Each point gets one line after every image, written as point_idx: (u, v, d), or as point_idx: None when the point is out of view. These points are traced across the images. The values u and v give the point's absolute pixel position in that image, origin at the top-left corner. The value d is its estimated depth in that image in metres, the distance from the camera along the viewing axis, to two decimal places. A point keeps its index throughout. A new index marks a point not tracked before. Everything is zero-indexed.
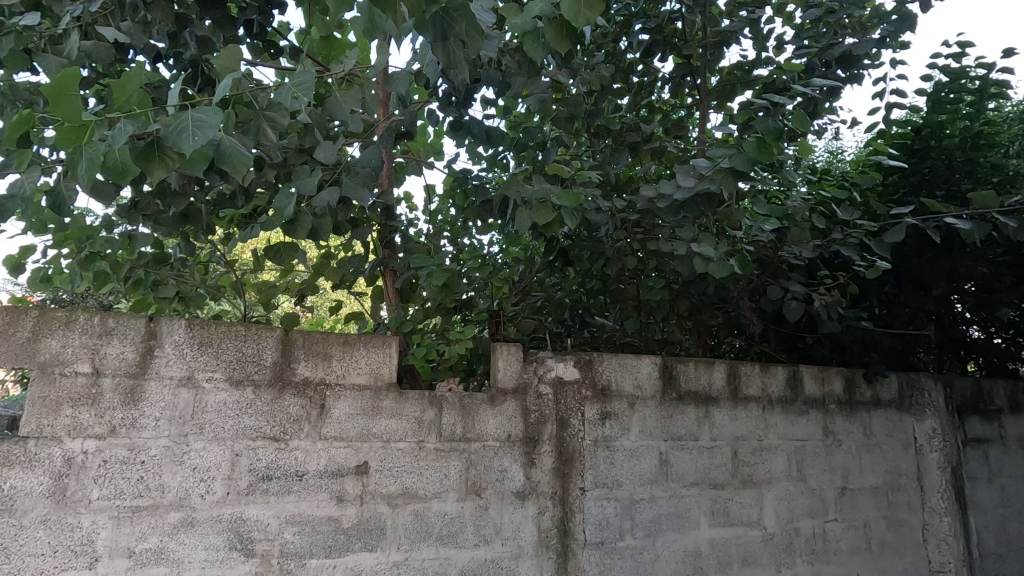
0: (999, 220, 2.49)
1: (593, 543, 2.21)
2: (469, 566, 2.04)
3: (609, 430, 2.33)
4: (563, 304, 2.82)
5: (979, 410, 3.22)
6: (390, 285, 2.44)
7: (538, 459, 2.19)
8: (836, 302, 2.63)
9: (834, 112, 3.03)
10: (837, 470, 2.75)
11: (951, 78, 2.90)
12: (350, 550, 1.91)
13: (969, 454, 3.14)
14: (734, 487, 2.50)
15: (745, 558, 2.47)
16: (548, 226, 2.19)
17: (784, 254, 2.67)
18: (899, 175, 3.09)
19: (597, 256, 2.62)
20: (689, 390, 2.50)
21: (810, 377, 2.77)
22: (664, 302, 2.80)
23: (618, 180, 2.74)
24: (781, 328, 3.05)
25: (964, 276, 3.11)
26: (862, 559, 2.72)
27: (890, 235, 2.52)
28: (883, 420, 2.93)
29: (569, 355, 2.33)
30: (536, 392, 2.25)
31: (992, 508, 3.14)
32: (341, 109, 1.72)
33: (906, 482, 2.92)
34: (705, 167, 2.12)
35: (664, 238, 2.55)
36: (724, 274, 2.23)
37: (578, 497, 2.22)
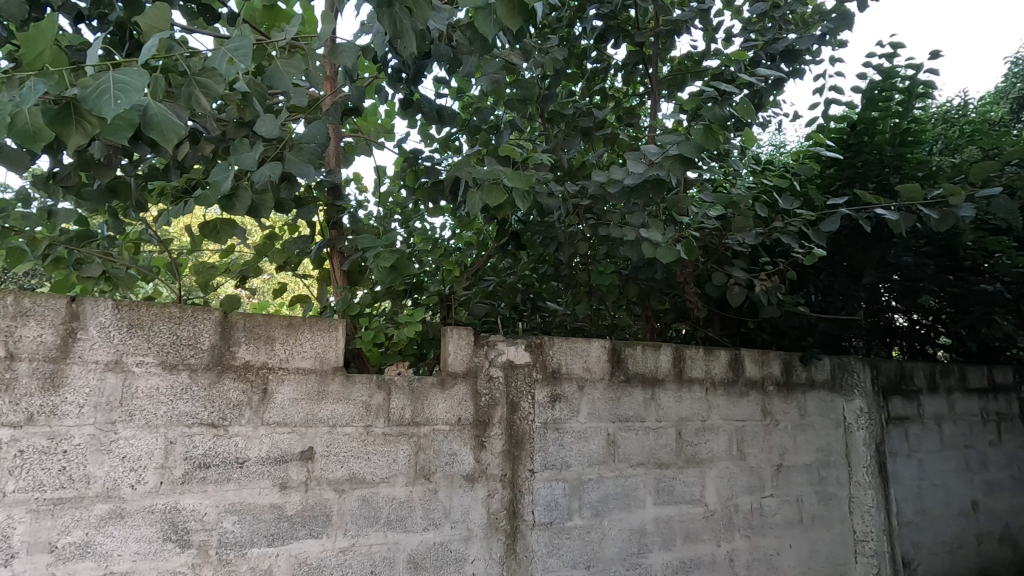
0: (924, 212, 2.64)
1: (542, 523, 2.24)
2: (418, 550, 2.02)
3: (558, 413, 2.36)
4: (515, 289, 2.82)
5: (901, 390, 3.45)
6: (337, 268, 2.35)
7: (488, 442, 2.20)
8: (776, 288, 2.74)
9: (777, 105, 3.15)
10: (773, 449, 2.88)
11: (884, 77, 3.05)
12: (294, 538, 1.86)
13: (892, 431, 3.36)
14: (678, 467, 2.59)
15: (688, 535, 2.56)
16: (499, 208, 2.16)
17: (728, 241, 2.75)
18: (835, 168, 3.25)
19: (550, 241, 2.64)
20: (636, 372, 2.56)
21: (750, 360, 2.89)
22: (614, 287, 2.85)
23: (571, 165, 2.77)
24: (725, 313, 3.16)
25: (891, 265, 3.31)
26: (795, 532, 2.87)
27: (826, 225, 2.62)
28: (816, 401, 3.09)
29: (519, 339, 2.33)
30: (487, 375, 2.24)
31: (911, 481, 3.38)
32: (282, 80, 1.63)
33: (836, 458, 3.10)
34: (654, 154, 2.16)
35: (614, 224, 2.58)
36: (671, 259, 2.28)
37: (527, 479, 2.24)
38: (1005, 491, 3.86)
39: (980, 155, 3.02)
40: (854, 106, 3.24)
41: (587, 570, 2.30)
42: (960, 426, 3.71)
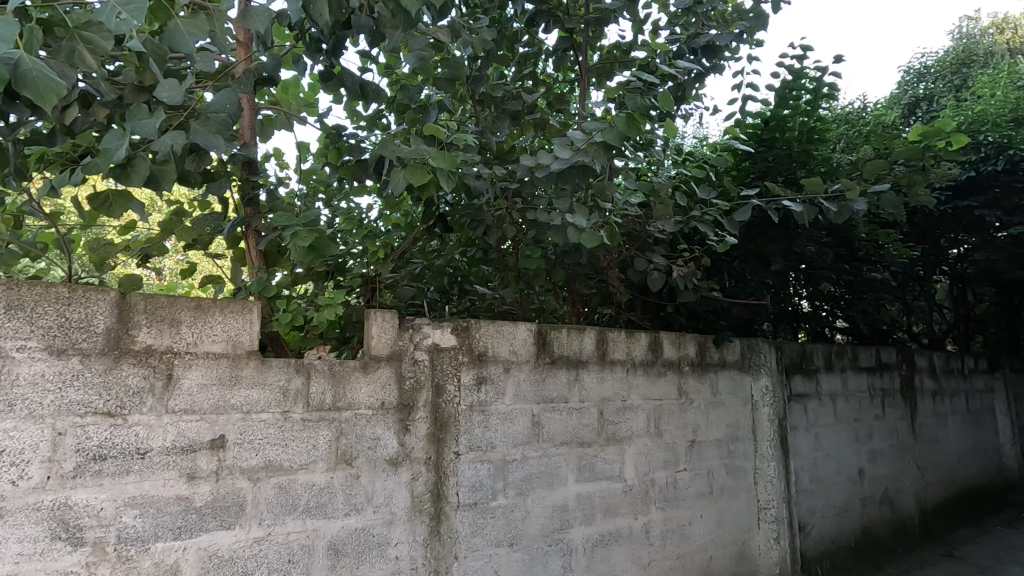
0: (824, 204, 2.85)
1: (466, 504, 2.26)
2: (339, 536, 1.98)
3: (484, 395, 2.37)
4: (442, 272, 2.80)
5: (801, 369, 3.75)
6: (253, 248, 2.23)
7: (413, 425, 2.18)
8: (693, 273, 2.88)
9: (699, 99, 3.29)
10: (688, 426, 3.06)
11: (794, 77, 3.25)
12: (203, 530, 1.77)
13: (792, 407, 3.65)
14: (599, 445, 2.69)
15: (607, 509, 2.67)
16: (424, 188, 2.12)
17: (649, 228, 2.86)
18: (749, 161, 3.48)
19: (478, 224, 2.63)
20: (561, 354, 2.62)
21: (668, 342, 3.03)
22: (541, 271, 2.89)
23: (500, 149, 2.77)
24: (646, 297, 3.30)
25: (796, 254, 3.57)
26: (705, 502, 3.07)
27: (738, 214, 2.78)
28: (727, 380, 3.30)
29: (445, 322, 2.32)
30: (412, 359, 2.22)
31: (808, 452, 3.69)
32: (183, 41, 1.50)
33: (743, 433, 3.33)
34: (580, 139, 2.20)
35: (541, 209, 2.61)
36: (594, 243, 2.34)
37: (452, 461, 2.25)
38: (886, 458, 4.30)
39: (874, 154, 3.29)
40: (767, 103, 3.44)
41: (511, 548, 2.35)
42: (851, 401, 4.09)
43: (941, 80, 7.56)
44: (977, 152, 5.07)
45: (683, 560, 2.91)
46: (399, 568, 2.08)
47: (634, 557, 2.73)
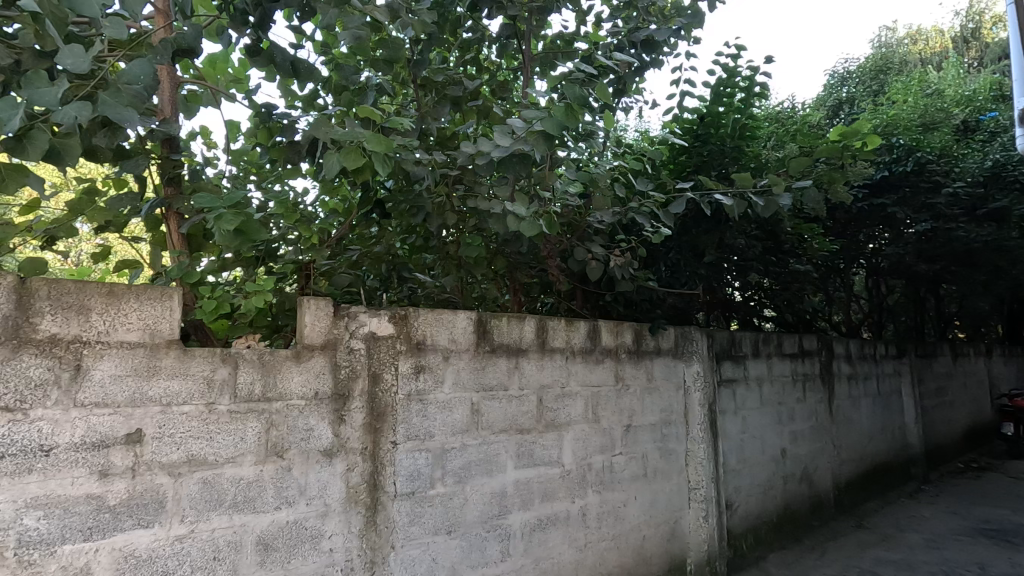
0: (752, 199, 2.99)
1: (404, 493, 2.24)
2: (269, 530, 1.92)
3: (423, 383, 2.35)
4: (381, 259, 2.74)
5: (731, 356, 3.94)
6: (175, 231, 2.10)
7: (348, 415, 2.13)
8: (629, 263, 2.96)
9: (639, 92, 3.36)
10: (624, 411, 3.15)
11: (728, 75, 3.36)
12: (119, 529, 1.67)
13: (722, 392, 3.83)
14: (538, 431, 2.72)
15: (545, 494, 2.72)
16: (358, 171, 2.07)
17: (589, 218, 2.91)
18: (686, 155, 3.59)
19: (417, 211, 2.60)
20: (501, 343, 2.63)
21: (606, 330, 3.11)
22: (482, 260, 2.89)
23: (442, 135, 2.73)
24: (586, 287, 3.36)
25: (727, 246, 3.73)
26: (639, 484, 3.18)
27: (674, 207, 2.87)
28: (662, 367, 3.42)
29: (383, 311, 2.27)
30: (347, 348, 2.16)
31: (735, 434, 3.89)
32: (88, 6, 1.36)
33: (676, 418, 3.47)
34: (519, 127, 2.21)
35: (482, 196, 2.60)
36: (534, 232, 2.36)
37: (389, 450, 2.22)
38: (805, 439, 4.60)
39: (798, 152, 3.48)
40: (704, 100, 3.55)
41: (449, 535, 2.35)
42: (775, 385, 4.34)
43: (862, 85, 8.07)
44: (891, 153, 5.45)
45: (618, 541, 3.01)
46: (334, 560, 2.04)
47: (571, 540, 2.80)
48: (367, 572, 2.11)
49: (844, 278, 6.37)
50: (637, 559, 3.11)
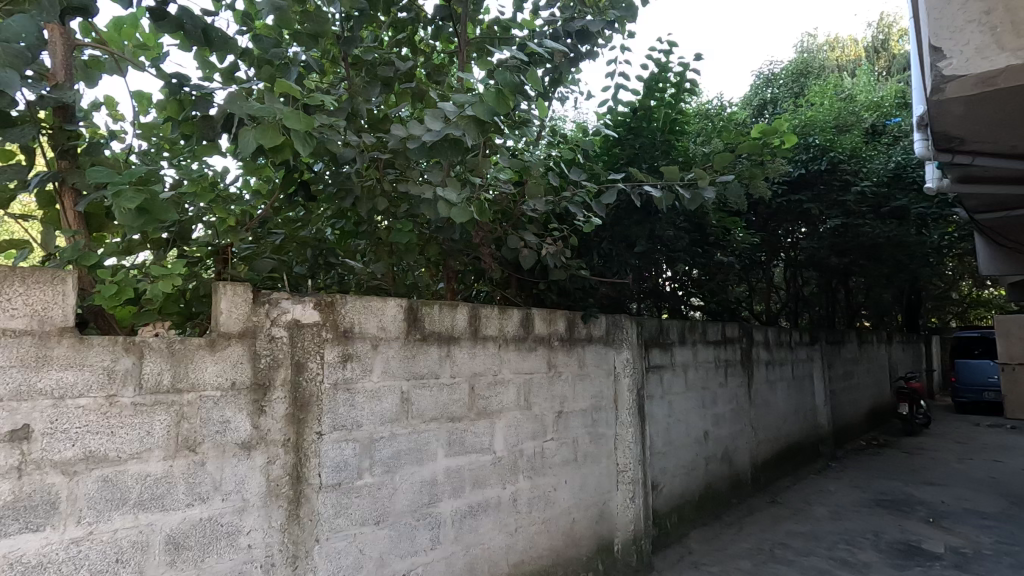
0: (679, 191, 3.10)
1: (329, 485, 2.17)
2: (180, 528, 1.81)
3: (350, 372, 2.28)
4: (306, 244, 2.62)
5: (659, 343, 4.09)
6: (69, 208, 1.91)
7: (269, 406, 2.03)
8: (561, 252, 2.99)
9: (575, 83, 3.39)
10: (556, 397, 3.21)
11: (660, 70, 3.45)
12: (3, 534, 1.52)
13: (650, 377, 3.98)
14: (469, 419, 2.72)
15: (476, 481, 2.72)
16: (277, 150, 1.98)
17: (522, 206, 2.91)
18: (619, 147, 3.67)
19: (345, 194, 2.51)
20: (432, 330, 2.60)
21: (539, 318, 3.14)
22: (414, 246, 2.83)
23: (373, 116, 2.65)
24: (520, 275, 3.37)
25: (657, 237, 3.86)
26: (570, 468, 3.25)
27: (605, 197, 2.94)
28: (593, 354, 3.50)
29: (307, 297, 2.18)
30: (268, 335, 2.05)
31: (662, 418, 4.06)
32: None
33: (606, 403, 3.57)
34: (450, 112, 2.18)
35: (414, 182, 2.55)
36: (465, 219, 2.34)
37: (314, 442, 2.13)
38: (727, 421, 4.86)
39: (723, 148, 3.63)
40: (637, 94, 3.63)
41: (377, 526, 2.30)
42: (699, 371, 4.55)
43: (785, 87, 8.53)
44: (806, 153, 5.83)
45: (548, 525, 3.07)
46: (253, 557, 1.95)
47: (502, 525, 2.82)
48: (288, 567, 2.03)
49: (766, 270, 6.75)
50: (567, 541, 3.18)
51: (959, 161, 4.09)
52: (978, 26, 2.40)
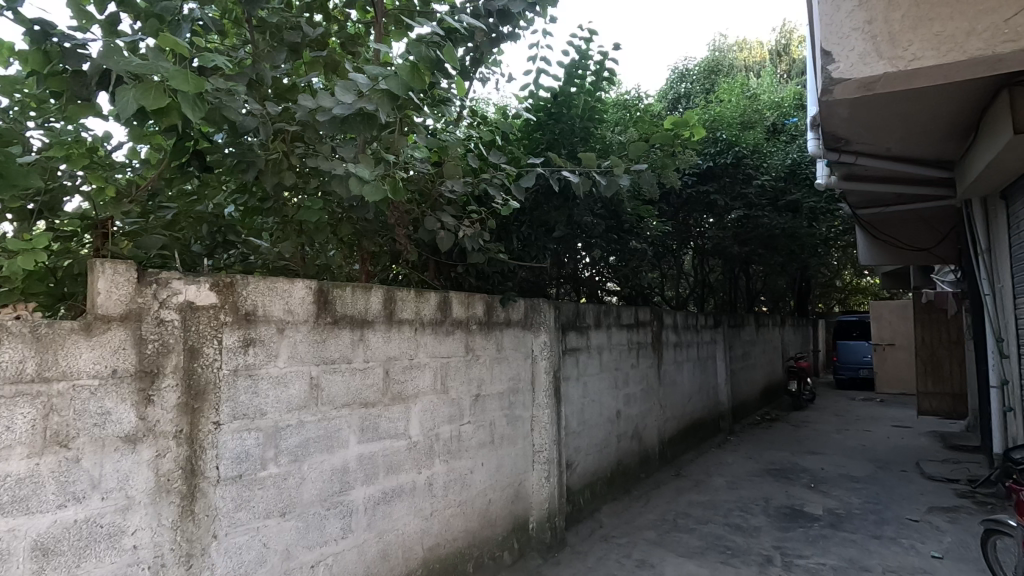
0: (596, 178, 3.15)
1: (228, 478, 2.00)
2: (49, 532, 1.58)
3: (252, 358, 2.11)
4: (202, 220, 2.42)
5: (575, 326, 4.19)
6: None
7: (158, 395, 1.82)
8: (479, 235, 2.97)
9: (496, 64, 3.34)
10: (473, 381, 3.20)
11: (580, 57, 3.49)
12: None
13: (566, 360, 4.07)
14: (383, 405, 2.65)
15: (390, 467, 2.67)
16: (162, 114, 1.80)
17: (440, 187, 2.85)
18: (539, 132, 3.68)
19: (247, 167, 2.33)
20: (344, 314, 2.48)
21: (457, 302, 3.11)
22: (325, 225, 2.69)
23: (280, 85, 2.46)
24: (438, 258, 3.35)
25: (575, 223, 3.95)
26: (486, 451, 3.27)
27: (524, 181, 2.96)
28: (511, 337, 3.53)
29: (202, 277, 1.96)
30: (156, 319, 1.83)
31: (577, 399, 4.18)
32: None
33: (523, 386, 3.62)
34: (363, 84, 2.09)
35: (324, 156, 2.40)
36: (378, 197, 2.25)
37: (211, 433, 1.95)
38: (637, 401, 5.09)
39: (638, 138, 3.75)
40: (558, 79, 3.65)
41: (282, 518, 2.17)
42: (613, 353, 4.72)
43: (698, 84, 8.96)
44: (715, 147, 6.15)
45: (464, 507, 3.08)
46: (138, 559, 1.75)
47: (416, 510, 2.79)
48: (181, 567, 1.84)
49: (676, 257, 7.11)
50: (482, 522, 3.21)
51: (844, 160, 4.48)
52: (861, 33, 2.62)
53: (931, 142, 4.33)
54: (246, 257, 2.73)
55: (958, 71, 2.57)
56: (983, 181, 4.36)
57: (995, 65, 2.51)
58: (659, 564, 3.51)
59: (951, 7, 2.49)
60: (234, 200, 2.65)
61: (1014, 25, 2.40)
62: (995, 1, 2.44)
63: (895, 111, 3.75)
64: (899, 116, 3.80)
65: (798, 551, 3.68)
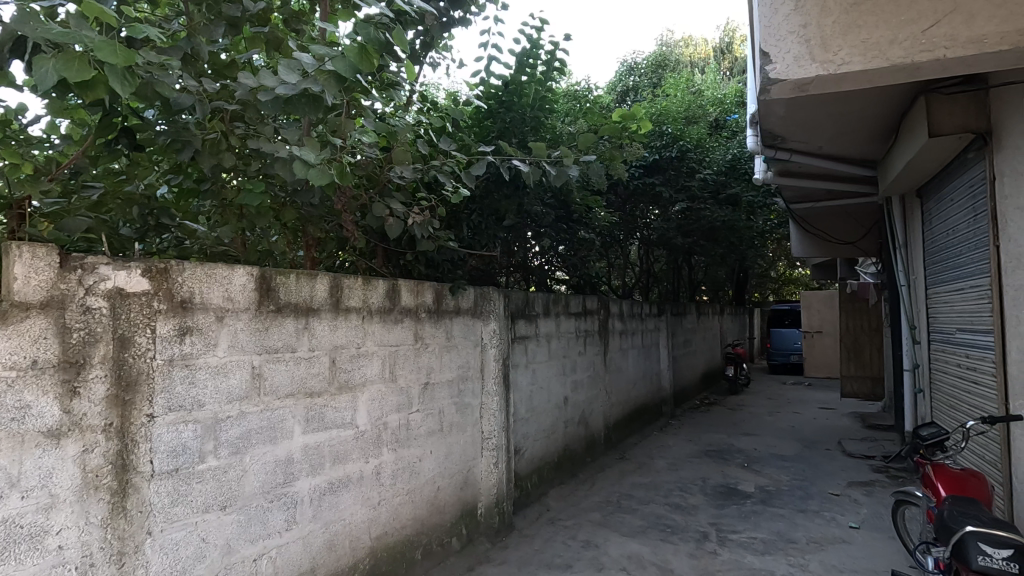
0: (546, 167, 3.18)
1: (164, 472, 1.91)
2: None
3: (190, 347, 2.01)
4: (133, 201, 2.26)
5: (524, 314, 4.23)
6: None
7: (85, 387, 1.71)
8: (428, 222, 2.94)
9: (447, 49, 3.30)
10: (422, 369, 3.19)
11: (531, 47, 3.49)
12: None
13: (515, 347, 4.12)
14: (330, 394, 2.61)
15: (337, 457, 2.63)
16: (86, 88, 1.68)
17: (389, 173, 2.80)
18: (490, 119, 3.68)
19: (183, 147, 2.21)
20: (288, 302, 2.41)
21: (406, 290, 3.08)
22: (267, 210, 2.56)
23: (218, 61, 2.34)
24: (386, 245, 3.31)
25: (524, 212, 3.98)
26: (435, 439, 3.28)
27: (474, 169, 2.96)
28: (460, 325, 3.53)
29: (133, 262, 1.85)
30: (81, 307, 1.71)
31: (525, 386, 4.23)
32: None
33: (473, 373, 3.63)
34: (308, 65, 2.03)
35: (267, 138, 2.32)
36: (324, 182, 2.19)
37: (144, 426, 1.85)
38: (584, 387, 5.22)
39: (587, 129, 3.81)
40: (509, 68, 3.65)
41: (222, 512, 2.10)
42: (561, 341, 4.81)
43: (645, 78, 9.16)
44: (661, 140, 6.32)
45: (412, 495, 3.08)
46: (64, 559, 1.65)
47: (364, 500, 2.77)
48: (113, 566, 1.75)
49: (623, 247, 7.28)
50: (430, 509, 3.22)
51: (780, 157, 4.71)
52: (796, 37, 2.76)
53: (858, 142, 4.61)
54: (181, 242, 2.60)
55: (882, 76, 2.74)
56: (901, 180, 4.70)
57: (915, 72, 2.69)
58: (603, 543, 3.64)
59: (876, 16, 2.65)
60: (168, 181, 2.52)
61: (929, 36, 2.58)
62: (915, 12, 2.60)
63: (826, 112, 3.97)
64: (829, 116, 4.03)
65: (732, 527, 3.90)
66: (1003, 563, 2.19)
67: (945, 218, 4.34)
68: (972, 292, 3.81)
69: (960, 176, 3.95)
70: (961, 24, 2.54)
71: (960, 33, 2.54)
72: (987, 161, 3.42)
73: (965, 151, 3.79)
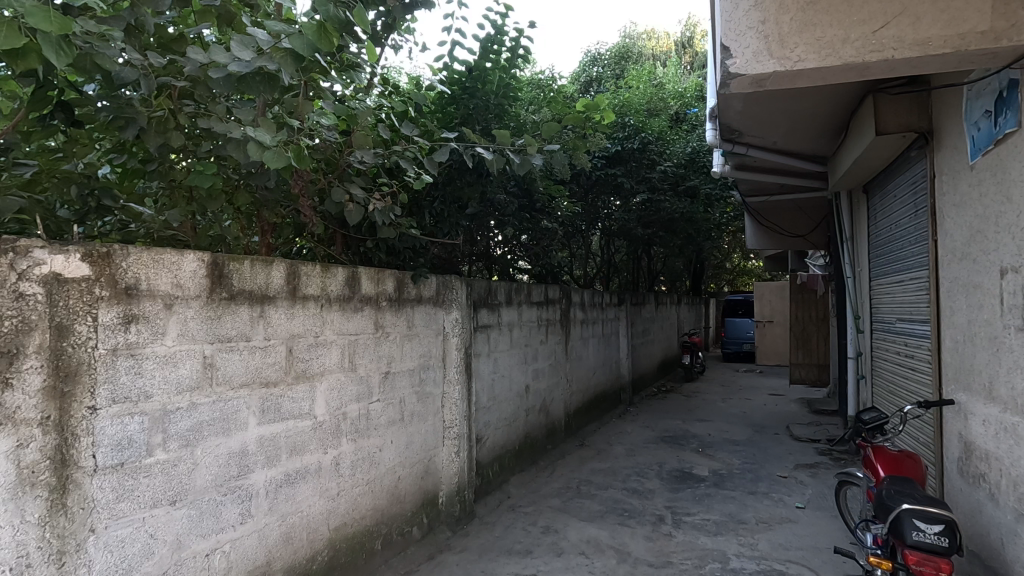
0: (509, 155, 3.15)
1: (108, 467, 1.82)
2: None
3: (135, 336, 1.91)
4: (70, 179, 2.12)
5: (486, 303, 4.23)
6: None
7: (18, 378, 1.60)
8: (390, 209, 2.89)
9: (410, 32, 3.22)
10: (382, 358, 3.14)
11: (496, 33, 3.45)
12: None
13: (478, 336, 4.11)
14: (286, 384, 2.54)
15: (293, 449, 2.57)
16: (15, 56, 1.56)
17: (349, 157, 2.72)
18: (453, 106, 3.62)
19: (126, 124, 2.08)
20: (242, 289, 2.31)
21: (366, 278, 3.03)
22: (218, 192, 2.45)
23: (163, 34, 2.20)
24: (345, 232, 3.25)
25: (486, 199, 3.98)
26: (395, 428, 3.24)
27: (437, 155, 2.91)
28: (422, 313, 3.50)
29: (71, 247, 1.74)
30: (14, 293, 1.60)
31: (486, 374, 4.23)
32: None
33: (434, 362, 3.61)
34: (264, 41, 1.94)
35: (218, 117, 2.20)
36: (280, 164, 2.10)
37: (85, 419, 1.76)
38: (545, 375, 5.26)
39: (552, 119, 3.80)
40: (472, 53, 3.58)
41: (172, 506, 2.02)
42: (523, 329, 4.83)
43: (609, 69, 9.26)
44: (623, 132, 6.39)
45: (372, 485, 3.04)
46: None
47: (323, 491, 2.72)
48: (53, 566, 1.66)
49: (586, 237, 7.35)
50: (391, 499, 3.19)
51: (737, 151, 4.83)
52: (755, 32, 2.83)
53: (810, 138, 4.78)
54: (126, 225, 2.49)
55: (834, 74, 2.83)
56: (850, 176, 4.89)
57: (864, 71, 2.79)
58: (563, 529, 3.69)
59: (830, 16, 2.74)
60: (110, 160, 2.38)
61: (880, 37, 2.68)
62: (866, 13, 2.69)
63: (780, 108, 4.11)
64: (783, 112, 4.16)
65: (687, 509, 4.03)
66: (935, 537, 2.33)
67: (888, 213, 4.55)
68: (913, 283, 4.01)
69: (903, 174, 4.15)
70: (908, 26, 2.64)
71: (906, 34, 2.64)
72: (928, 159, 3.59)
73: (909, 149, 3.96)
